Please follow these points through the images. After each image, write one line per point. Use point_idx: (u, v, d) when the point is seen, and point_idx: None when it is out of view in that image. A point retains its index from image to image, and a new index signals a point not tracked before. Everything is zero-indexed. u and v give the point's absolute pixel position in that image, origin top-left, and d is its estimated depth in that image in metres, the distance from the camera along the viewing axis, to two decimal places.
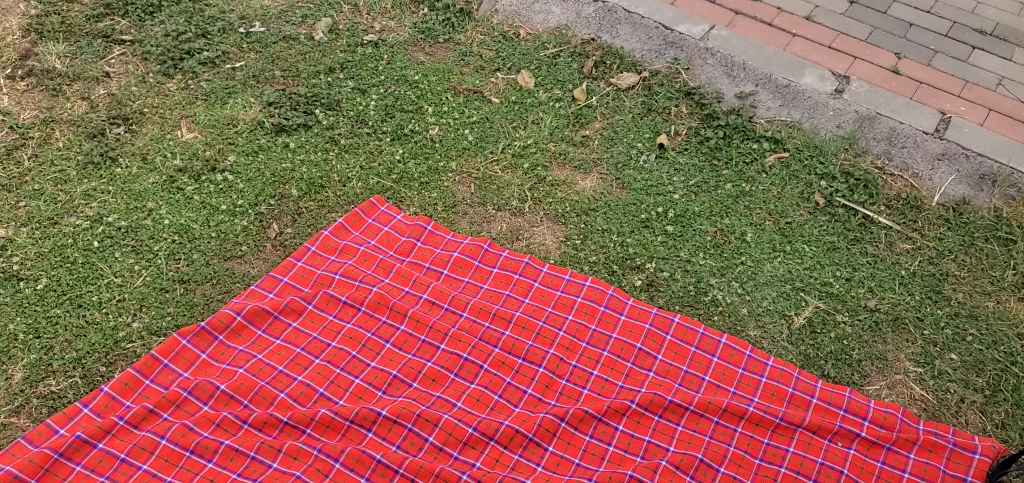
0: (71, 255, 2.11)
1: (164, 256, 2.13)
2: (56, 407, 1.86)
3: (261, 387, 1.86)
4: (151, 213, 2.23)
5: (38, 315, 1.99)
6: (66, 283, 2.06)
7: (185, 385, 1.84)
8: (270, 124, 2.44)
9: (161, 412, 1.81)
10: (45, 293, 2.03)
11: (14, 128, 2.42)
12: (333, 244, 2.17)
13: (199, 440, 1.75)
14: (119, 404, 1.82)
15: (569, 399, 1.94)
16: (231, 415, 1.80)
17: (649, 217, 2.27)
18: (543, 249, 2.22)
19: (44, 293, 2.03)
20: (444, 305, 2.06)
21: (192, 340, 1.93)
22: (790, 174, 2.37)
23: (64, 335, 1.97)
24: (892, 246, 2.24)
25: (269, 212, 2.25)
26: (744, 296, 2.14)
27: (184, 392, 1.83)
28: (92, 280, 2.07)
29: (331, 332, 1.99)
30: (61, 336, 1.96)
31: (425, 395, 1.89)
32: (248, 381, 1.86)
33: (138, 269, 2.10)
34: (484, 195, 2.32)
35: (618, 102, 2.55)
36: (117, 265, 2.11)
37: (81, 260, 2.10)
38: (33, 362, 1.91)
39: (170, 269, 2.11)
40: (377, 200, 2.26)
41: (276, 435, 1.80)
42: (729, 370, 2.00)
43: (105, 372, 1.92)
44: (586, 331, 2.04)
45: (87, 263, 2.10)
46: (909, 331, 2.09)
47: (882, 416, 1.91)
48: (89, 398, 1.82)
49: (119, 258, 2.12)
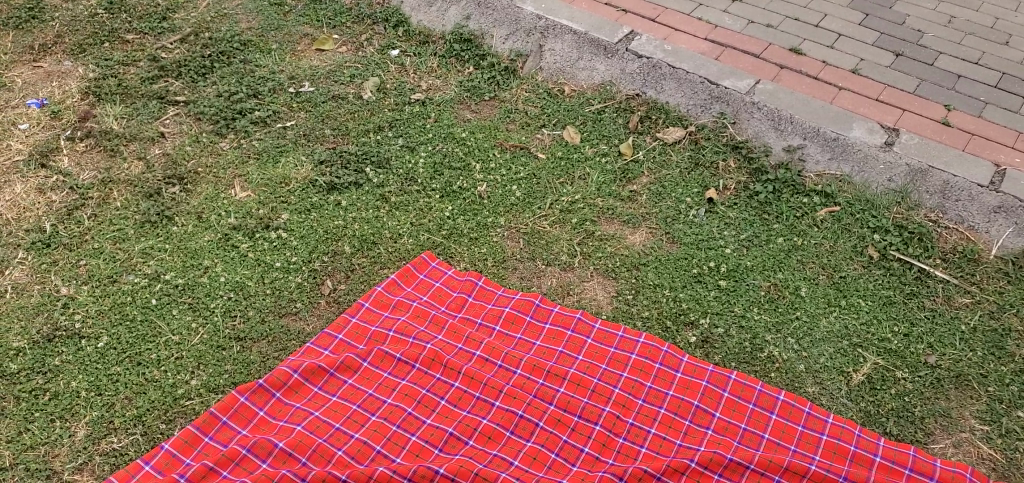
0: (130, 312, 2.15)
1: (220, 313, 2.16)
2: (118, 465, 1.87)
3: (319, 444, 1.86)
4: (207, 270, 2.26)
5: (99, 373, 2.02)
6: (125, 341, 2.08)
7: (244, 443, 1.84)
8: (321, 183, 2.48)
9: (220, 470, 1.81)
10: (105, 351, 2.06)
11: (73, 189, 2.47)
12: (386, 300, 2.19)
13: None
14: (180, 461, 1.83)
15: (626, 457, 1.90)
16: (290, 472, 1.79)
17: (701, 272, 2.26)
18: (594, 304, 2.21)
19: (105, 352, 2.06)
20: (498, 362, 2.05)
21: (250, 397, 1.94)
22: (842, 227, 2.36)
23: (124, 392, 1.99)
24: (950, 301, 2.20)
25: (322, 268, 2.27)
26: (801, 352, 2.11)
27: (243, 450, 1.83)
28: (150, 337, 2.10)
29: (386, 388, 1.99)
30: (121, 393, 1.99)
31: (480, 453, 1.87)
32: (306, 438, 1.86)
33: (194, 326, 2.13)
34: (533, 251, 2.32)
35: (666, 156, 2.56)
36: (175, 322, 2.13)
37: (140, 318, 2.13)
38: (95, 419, 1.93)
39: (227, 326, 2.13)
40: (428, 256, 2.28)
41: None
42: (788, 427, 1.95)
43: (164, 430, 1.93)
44: (643, 388, 2.02)
45: (146, 320, 2.13)
46: (973, 388, 2.03)
47: (951, 475, 1.84)
48: (150, 454, 1.83)
49: (176, 316, 2.15)
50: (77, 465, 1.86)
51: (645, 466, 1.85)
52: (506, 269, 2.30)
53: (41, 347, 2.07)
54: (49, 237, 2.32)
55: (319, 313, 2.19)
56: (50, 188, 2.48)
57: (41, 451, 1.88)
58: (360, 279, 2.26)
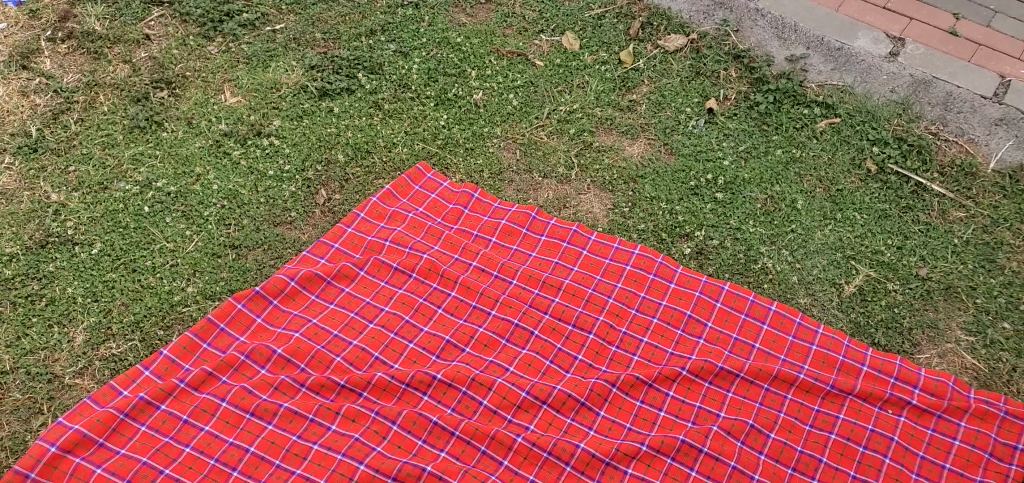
0: (123, 220, 2.13)
1: (215, 221, 2.14)
2: (118, 369, 1.90)
3: (317, 350, 1.88)
4: (199, 178, 2.23)
5: (95, 279, 2.02)
6: (120, 248, 2.08)
7: (242, 349, 1.86)
8: (313, 89, 2.42)
9: (220, 375, 1.84)
10: (100, 258, 2.06)
11: (58, 92, 2.40)
12: (382, 210, 2.17)
13: (259, 403, 1.79)
14: (180, 366, 1.86)
15: (619, 365, 1.94)
16: (289, 378, 1.83)
17: (698, 184, 2.25)
18: (590, 217, 2.21)
19: (99, 258, 2.05)
20: (494, 273, 2.06)
21: (247, 304, 1.95)
22: (842, 139, 2.33)
23: (121, 298, 1.99)
24: (945, 215, 2.21)
25: (316, 177, 2.25)
26: (795, 264, 2.13)
27: (242, 356, 1.85)
28: (145, 244, 2.09)
29: (383, 297, 2.01)
30: (118, 299, 1.99)
31: (477, 360, 1.91)
32: (305, 345, 1.89)
33: (189, 234, 2.12)
34: (530, 162, 2.30)
35: (666, 65, 2.50)
36: (169, 230, 2.12)
37: (133, 225, 2.11)
38: (93, 324, 1.95)
39: (222, 234, 2.12)
40: (423, 166, 2.25)
41: (334, 398, 1.83)
42: (779, 336, 1.98)
43: (162, 335, 1.95)
44: (636, 298, 2.03)
45: (140, 228, 2.12)
46: (961, 300, 2.07)
47: (933, 384, 1.90)
48: (150, 359, 1.85)
49: (170, 223, 2.13)
50: (77, 368, 1.89)
51: (636, 373, 1.89)
52: (503, 180, 2.28)
53: (35, 253, 2.06)
54: (35, 142, 2.27)
55: (314, 222, 2.18)
56: (33, 92, 2.41)
57: (42, 356, 1.90)
58: (355, 188, 2.24)
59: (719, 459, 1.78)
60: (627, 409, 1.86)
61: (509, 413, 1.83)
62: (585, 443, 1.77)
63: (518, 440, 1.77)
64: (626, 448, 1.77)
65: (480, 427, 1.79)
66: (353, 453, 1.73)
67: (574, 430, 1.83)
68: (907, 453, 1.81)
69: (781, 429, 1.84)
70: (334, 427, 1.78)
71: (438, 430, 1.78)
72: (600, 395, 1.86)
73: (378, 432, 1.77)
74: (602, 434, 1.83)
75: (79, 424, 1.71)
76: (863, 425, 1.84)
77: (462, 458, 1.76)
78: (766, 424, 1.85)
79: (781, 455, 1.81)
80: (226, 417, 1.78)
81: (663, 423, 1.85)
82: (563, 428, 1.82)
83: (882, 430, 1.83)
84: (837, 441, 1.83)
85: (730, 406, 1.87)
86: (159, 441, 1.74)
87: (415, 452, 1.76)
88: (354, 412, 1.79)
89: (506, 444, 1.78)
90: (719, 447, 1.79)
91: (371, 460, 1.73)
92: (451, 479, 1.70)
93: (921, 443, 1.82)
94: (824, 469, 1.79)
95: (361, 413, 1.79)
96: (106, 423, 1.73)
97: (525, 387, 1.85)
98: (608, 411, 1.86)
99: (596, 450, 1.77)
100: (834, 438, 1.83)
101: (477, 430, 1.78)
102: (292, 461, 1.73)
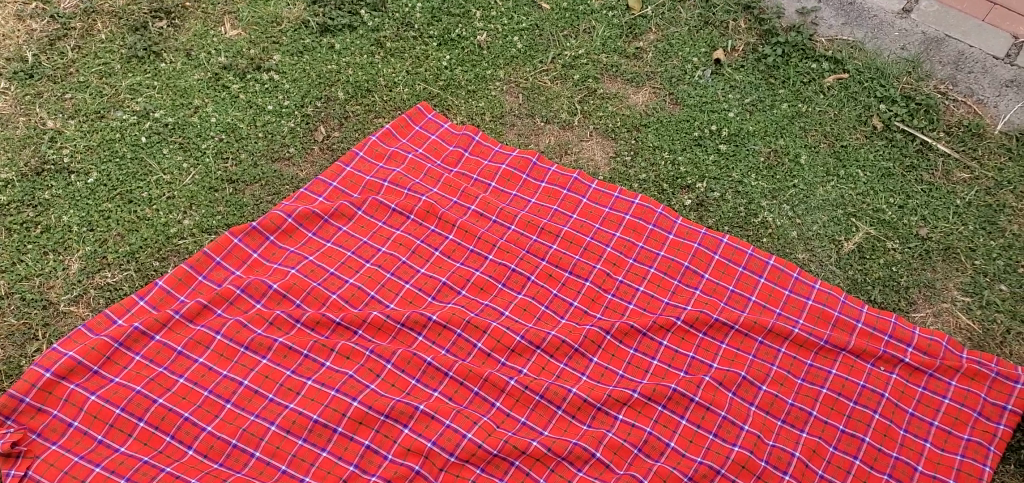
0: (119, 150, 2.10)
1: (212, 155, 2.12)
2: (113, 299, 1.90)
3: (313, 287, 1.88)
4: (197, 110, 2.20)
5: (90, 209, 2.00)
6: (116, 178, 2.06)
7: (238, 284, 1.86)
8: (314, 24, 2.37)
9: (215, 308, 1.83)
10: (96, 188, 2.04)
11: (54, 18, 2.34)
12: (381, 150, 2.14)
13: (254, 337, 1.79)
14: (175, 298, 1.85)
15: (614, 312, 1.93)
16: (284, 314, 1.83)
17: (702, 135, 2.23)
18: (591, 165, 2.19)
19: (95, 188, 2.03)
20: (492, 218, 2.04)
21: (243, 239, 1.94)
22: (849, 95, 2.30)
23: (117, 229, 1.98)
24: (949, 175, 2.19)
25: (315, 114, 2.22)
26: (794, 219, 2.12)
27: (237, 290, 1.85)
28: (141, 176, 2.07)
29: (380, 237, 1.99)
30: (114, 229, 1.98)
31: (472, 303, 1.90)
32: (301, 281, 1.88)
33: (186, 167, 2.09)
34: (533, 108, 2.27)
35: (675, 13, 2.45)
36: (166, 162, 2.09)
37: (130, 156, 2.09)
38: (88, 253, 1.94)
39: (219, 168, 2.10)
40: (424, 107, 2.22)
41: (329, 335, 1.83)
42: (775, 291, 1.98)
43: (158, 267, 1.94)
44: (634, 247, 2.02)
45: (136, 159, 2.09)
46: (959, 260, 2.07)
47: (927, 343, 1.91)
48: (145, 290, 1.85)
49: (167, 155, 2.11)
50: (72, 296, 1.88)
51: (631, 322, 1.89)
52: (505, 125, 2.26)
53: (30, 180, 2.04)
54: (31, 68, 2.23)
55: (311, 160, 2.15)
56: (30, 17, 2.35)
57: (37, 282, 1.90)
58: (354, 127, 2.21)
59: (710, 409, 1.79)
60: (621, 357, 1.87)
61: (503, 357, 1.84)
62: (578, 389, 1.79)
63: (511, 383, 1.78)
64: (618, 394, 1.79)
65: (475, 369, 1.79)
66: (347, 390, 1.74)
67: (567, 375, 1.83)
68: (896, 409, 1.83)
69: (773, 382, 1.86)
70: (329, 364, 1.78)
71: (432, 371, 1.79)
72: (594, 342, 1.87)
73: (373, 370, 1.78)
74: (595, 380, 1.83)
75: (74, 352, 1.71)
76: (854, 381, 1.86)
77: (455, 399, 1.77)
78: (759, 376, 1.86)
79: (771, 407, 1.82)
80: (221, 350, 1.78)
81: (656, 371, 1.86)
82: (556, 373, 1.83)
83: (874, 386, 1.85)
84: (828, 396, 1.84)
85: (723, 357, 1.88)
86: (154, 371, 1.74)
87: (408, 391, 1.77)
88: (349, 349, 1.80)
89: (499, 387, 1.78)
90: (711, 398, 1.80)
91: (365, 398, 1.73)
92: (443, 419, 1.72)
93: (911, 401, 1.84)
94: (814, 423, 1.81)
95: (356, 351, 1.80)
96: (101, 351, 1.73)
97: (521, 332, 1.85)
98: (601, 357, 1.86)
99: (588, 396, 1.78)
100: (825, 393, 1.84)
101: (472, 373, 1.78)
102: (286, 396, 1.74)
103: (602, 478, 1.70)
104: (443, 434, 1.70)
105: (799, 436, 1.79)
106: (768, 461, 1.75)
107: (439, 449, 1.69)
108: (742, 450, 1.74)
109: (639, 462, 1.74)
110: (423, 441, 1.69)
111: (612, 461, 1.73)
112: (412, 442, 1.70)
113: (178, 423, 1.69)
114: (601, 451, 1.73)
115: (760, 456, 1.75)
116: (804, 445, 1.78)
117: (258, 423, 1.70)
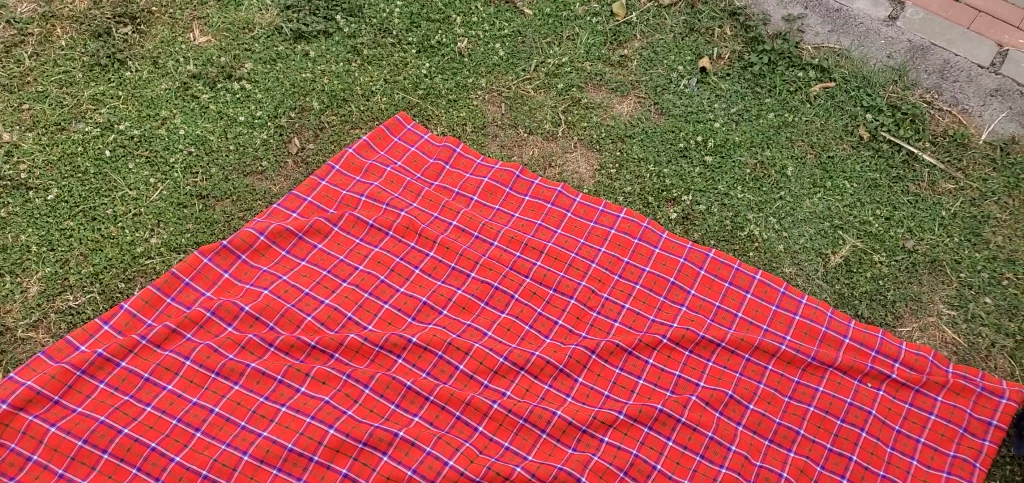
0: (81, 164, 2.01)
1: (180, 169, 2.03)
2: (75, 323, 1.81)
3: (287, 309, 1.80)
4: (165, 122, 2.11)
5: (51, 227, 1.91)
6: (78, 195, 1.96)
7: (208, 306, 1.78)
8: (288, 30, 2.28)
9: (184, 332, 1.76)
10: (56, 205, 1.94)
11: (11, 23, 2.23)
12: (358, 163, 2.07)
13: (225, 362, 1.71)
14: (142, 322, 1.77)
15: (599, 331, 1.88)
16: (257, 338, 1.75)
17: (687, 146, 2.18)
18: (576, 177, 2.14)
19: (56, 205, 1.94)
20: (475, 234, 1.98)
21: (213, 259, 1.86)
22: (835, 105, 2.27)
23: (79, 248, 1.89)
24: (934, 186, 2.17)
25: (289, 125, 2.14)
26: (781, 233, 2.08)
27: (207, 313, 1.77)
28: (105, 191, 1.98)
29: (357, 255, 1.92)
30: (76, 249, 1.89)
31: (453, 324, 1.84)
32: (274, 303, 1.80)
33: (153, 182, 2.01)
34: (516, 118, 2.21)
35: (659, 20, 2.40)
36: (131, 177, 2.01)
37: (93, 171, 2.00)
38: (49, 275, 1.85)
39: (188, 183, 2.01)
40: (403, 117, 2.15)
41: (303, 359, 1.76)
42: (762, 306, 1.94)
43: (124, 289, 1.86)
44: (619, 263, 1.97)
45: (100, 174, 2.00)
46: (946, 274, 2.04)
47: (913, 358, 1.84)
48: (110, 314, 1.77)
49: (133, 169, 2.02)
50: (33, 321, 1.80)
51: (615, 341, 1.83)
52: (487, 136, 2.20)
53: None
54: None
55: (286, 173, 2.08)
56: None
57: None
58: (331, 138, 2.14)
59: (698, 429, 1.72)
60: (607, 377, 1.80)
61: (486, 379, 1.77)
62: (563, 410, 1.71)
63: (494, 406, 1.71)
64: (604, 416, 1.71)
65: (456, 392, 1.73)
66: (319, 416, 1.66)
67: (552, 397, 1.77)
68: (884, 427, 1.76)
69: (760, 401, 1.78)
70: (304, 389, 1.71)
71: (412, 395, 1.72)
72: (579, 362, 1.80)
73: (351, 396, 1.71)
74: (580, 402, 1.77)
75: (33, 381, 1.63)
76: (841, 398, 1.79)
77: (436, 423, 1.70)
78: (746, 395, 1.78)
79: (759, 427, 1.75)
80: (190, 377, 1.70)
81: (641, 391, 1.79)
82: (540, 395, 1.76)
83: (861, 403, 1.78)
84: (816, 414, 1.77)
85: (710, 376, 1.81)
86: (119, 399, 1.66)
87: (384, 417, 1.69)
88: (324, 374, 1.72)
89: (481, 411, 1.71)
90: (698, 418, 1.73)
91: (340, 425, 1.65)
92: (424, 446, 1.64)
93: (898, 418, 1.77)
94: (802, 442, 1.73)
95: (332, 375, 1.72)
96: (62, 380, 1.65)
97: (504, 352, 1.78)
98: (586, 378, 1.80)
99: (573, 417, 1.71)
100: (813, 411, 1.77)
101: (453, 396, 1.71)
102: (258, 423, 1.65)
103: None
104: (424, 461, 1.62)
105: (788, 456, 1.71)
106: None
107: (419, 476, 1.61)
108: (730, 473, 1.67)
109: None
110: (402, 469, 1.62)
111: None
112: (390, 470, 1.62)
113: (144, 454, 1.59)
114: (585, 475, 1.64)
115: (747, 477, 1.67)
116: (792, 465, 1.70)
117: (230, 453, 1.61)
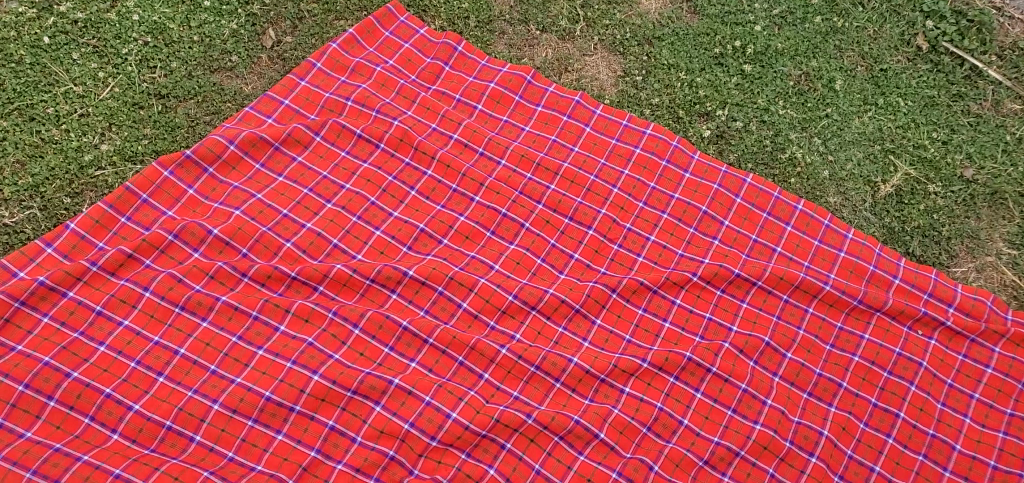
0: (14, 52, 1.69)
1: (135, 63, 1.73)
2: (13, 244, 1.55)
3: (262, 234, 1.55)
4: (114, 3, 1.77)
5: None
6: (12, 89, 1.65)
7: (169, 228, 1.51)
8: None
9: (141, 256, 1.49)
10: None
11: None
12: (343, 60, 1.77)
13: (190, 295, 1.46)
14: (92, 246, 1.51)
15: (620, 266, 1.64)
16: (227, 266, 1.50)
17: (723, 52, 1.90)
18: (596, 85, 1.87)
19: None
20: (479, 149, 1.72)
21: (175, 172, 1.59)
22: (891, 9, 1.99)
23: (15, 154, 1.61)
24: (999, 106, 1.91)
25: (263, 13, 1.82)
26: (826, 157, 1.84)
27: (169, 236, 1.51)
28: (43, 86, 1.67)
29: (343, 171, 1.66)
30: (11, 155, 1.61)
31: (454, 254, 1.60)
32: (247, 226, 1.54)
33: (102, 77, 1.70)
34: (528, 13, 1.91)
35: None
36: (76, 70, 1.70)
37: (28, 60, 1.68)
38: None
39: (144, 80, 1.72)
40: (395, 7, 1.83)
41: (281, 291, 1.52)
42: (804, 241, 1.72)
43: (70, 205, 1.59)
44: (645, 188, 1.72)
45: (37, 65, 1.69)
46: (1007, 208, 1.82)
47: (970, 303, 1.64)
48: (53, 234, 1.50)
49: (77, 61, 1.71)
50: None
51: (638, 278, 1.59)
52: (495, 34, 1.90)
53: None
54: None
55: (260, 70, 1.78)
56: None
57: None
58: (311, 29, 1.82)
59: (731, 381, 1.52)
60: (629, 319, 1.59)
61: (492, 320, 1.55)
62: (578, 358, 1.50)
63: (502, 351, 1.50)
64: (625, 364, 1.50)
65: (460, 334, 1.51)
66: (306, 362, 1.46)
67: (566, 341, 1.56)
68: (935, 380, 1.57)
69: (799, 349, 1.59)
70: (284, 328, 1.48)
71: (408, 337, 1.50)
72: (596, 301, 1.58)
73: (338, 338, 1.48)
74: (598, 347, 1.56)
75: None
76: (890, 348, 1.60)
77: (437, 370, 1.49)
78: (784, 342, 1.59)
79: (797, 378, 1.56)
80: (150, 311, 1.46)
81: (667, 336, 1.58)
82: (554, 338, 1.56)
83: (911, 354, 1.59)
84: (860, 365, 1.58)
85: (744, 320, 1.60)
86: (67, 337, 1.42)
87: (378, 361, 1.48)
88: (306, 311, 1.49)
89: (488, 357, 1.50)
90: (731, 368, 1.53)
91: (327, 370, 1.44)
92: (422, 396, 1.44)
93: (951, 370, 1.59)
94: (844, 396, 1.55)
95: (315, 312, 1.49)
96: None
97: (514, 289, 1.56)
98: (605, 320, 1.58)
99: (590, 366, 1.50)
100: (857, 361, 1.59)
101: (456, 340, 1.50)
102: (230, 368, 1.43)
103: (608, 464, 1.44)
104: (423, 413, 1.42)
105: (828, 411, 1.53)
106: (792, 441, 1.49)
107: (418, 431, 1.41)
108: (764, 428, 1.48)
109: (649, 441, 1.47)
110: (398, 422, 1.42)
111: (618, 443, 1.45)
112: (384, 423, 1.41)
113: (98, 402, 1.37)
114: (604, 431, 1.45)
115: (784, 435, 1.49)
116: (833, 422, 1.52)
117: (198, 401, 1.40)
